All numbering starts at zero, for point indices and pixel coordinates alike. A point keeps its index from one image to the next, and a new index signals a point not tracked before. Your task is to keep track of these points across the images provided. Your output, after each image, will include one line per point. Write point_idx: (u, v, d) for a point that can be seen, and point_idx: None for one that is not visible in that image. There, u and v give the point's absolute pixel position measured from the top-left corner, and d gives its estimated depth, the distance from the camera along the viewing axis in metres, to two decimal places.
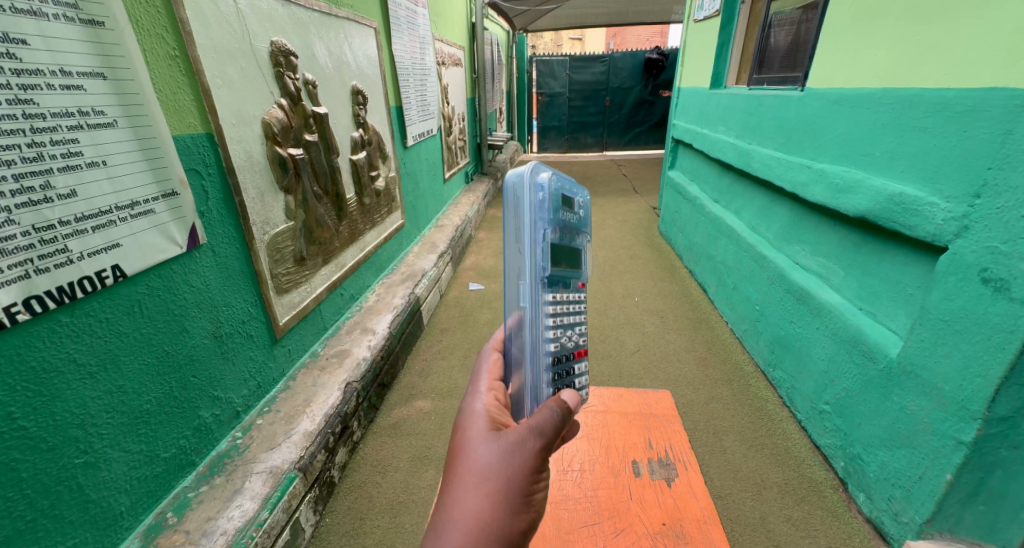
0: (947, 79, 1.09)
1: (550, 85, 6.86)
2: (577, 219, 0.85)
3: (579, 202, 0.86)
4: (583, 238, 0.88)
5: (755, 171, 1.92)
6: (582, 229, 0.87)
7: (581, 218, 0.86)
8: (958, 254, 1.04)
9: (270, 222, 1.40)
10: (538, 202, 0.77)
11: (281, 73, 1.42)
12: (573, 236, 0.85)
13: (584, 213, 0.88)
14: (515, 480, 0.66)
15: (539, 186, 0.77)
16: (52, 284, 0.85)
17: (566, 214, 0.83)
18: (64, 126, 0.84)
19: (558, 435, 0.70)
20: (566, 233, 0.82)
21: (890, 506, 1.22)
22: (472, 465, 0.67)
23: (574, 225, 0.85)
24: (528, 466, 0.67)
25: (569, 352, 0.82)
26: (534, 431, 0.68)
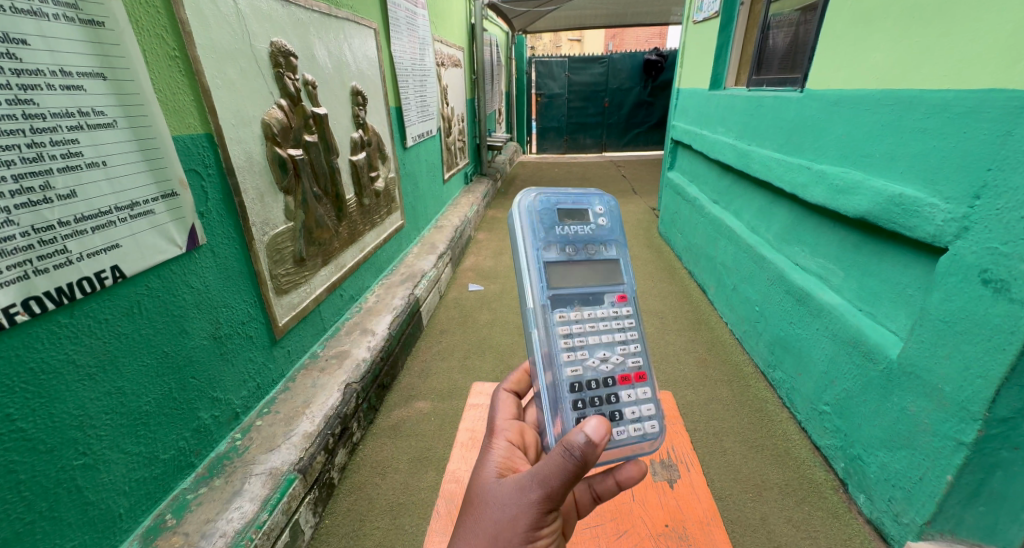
0: (946, 81, 1.10)
1: (549, 86, 6.87)
2: (593, 232, 0.96)
3: (596, 213, 0.98)
4: (608, 248, 0.96)
5: (754, 172, 1.92)
6: (605, 239, 0.97)
7: (601, 229, 0.97)
8: (958, 255, 1.04)
9: (270, 223, 1.39)
10: (534, 221, 0.92)
11: (280, 74, 1.42)
12: (590, 249, 0.94)
13: (599, 224, 0.97)
14: (516, 526, 0.69)
15: (533, 206, 0.92)
16: (51, 284, 0.84)
17: (568, 231, 0.93)
18: (64, 126, 0.84)
19: (564, 485, 0.70)
20: (576, 246, 0.93)
21: (890, 507, 1.22)
22: (480, 506, 0.73)
23: (589, 237, 0.95)
24: (529, 514, 0.70)
25: (609, 377, 0.88)
26: (536, 480, 0.70)
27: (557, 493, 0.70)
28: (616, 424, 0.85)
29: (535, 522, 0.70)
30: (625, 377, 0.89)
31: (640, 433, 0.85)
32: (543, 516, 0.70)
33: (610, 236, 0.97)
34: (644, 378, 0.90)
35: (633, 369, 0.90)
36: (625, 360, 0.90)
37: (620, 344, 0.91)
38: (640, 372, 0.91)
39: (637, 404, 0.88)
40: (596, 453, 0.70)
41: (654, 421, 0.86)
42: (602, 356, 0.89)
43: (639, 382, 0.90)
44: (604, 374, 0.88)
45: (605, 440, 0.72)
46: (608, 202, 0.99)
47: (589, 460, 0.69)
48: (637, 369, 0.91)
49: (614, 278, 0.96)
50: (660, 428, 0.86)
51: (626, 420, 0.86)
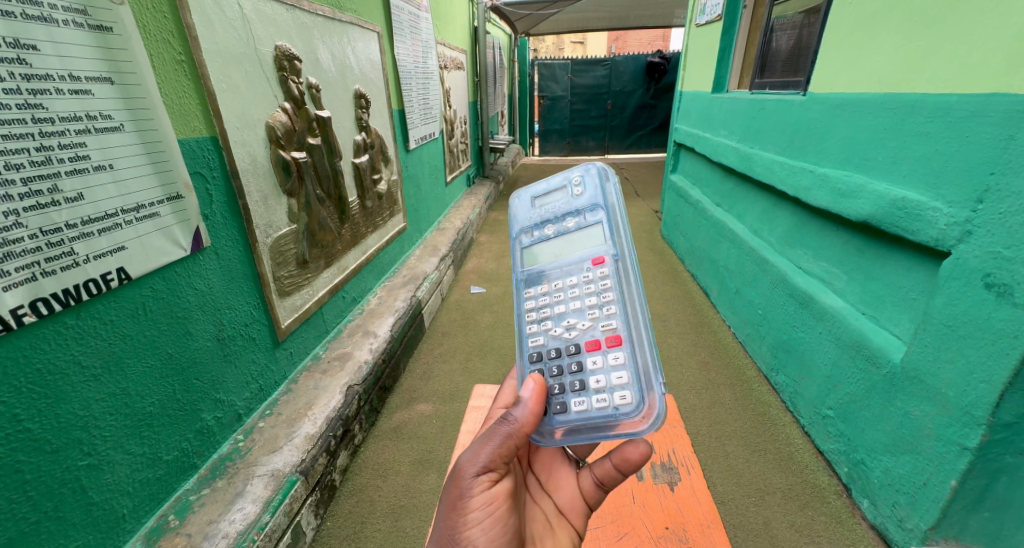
0: (949, 86, 1.10)
1: (552, 89, 6.89)
2: (569, 203, 0.94)
3: (574, 183, 0.95)
4: (586, 215, 0.92)
5: (757, 175, 1.92)
6: (583, 207, 0.92)
7: (578, 198, 0.93)
8: (961, 260, 1.04)
9: (273, 225, 1.40)
10: (515, 209, 0.99)
11: (284, 77, 1.43)
12: (567, 221, 0.93)
13: (578, 195, 0.94)
14: (454, 491, 0.74)
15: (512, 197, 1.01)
16: (58, 286, 0.85)
17: (542, 211, 0.96)
18: (72, 130, 0.85)
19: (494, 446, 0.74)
20: (551, 223, 0.95)
21: (894, 512, 1.22)
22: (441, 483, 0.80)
23: (566, 210, 0.94)
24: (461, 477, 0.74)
25: (577, 345, 0.83)
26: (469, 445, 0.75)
27: (486, 456, 0.74)
28: (578, 394, 0.79)
29: (468, 487, 0.73)
30: (595, 344, 0.82)
31: (608, 406, 0.77)
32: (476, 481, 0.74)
33: (589, 204, 0.92)
34: (618, 343, 0.81)
35: (606, 334, 0.83)
36: (596, 325, 0.84)
37: (593, 309, 0.85)
38: (614, 337, 0.82)
39: (606, 373, 0.80)
40: (528, 412, 0.76)
41: (624, 392, 0.77)
42: (570, 323, 0.85)
43: (613, 347, 0.81)
44: (570, 341, 0.85)
45: (540, 400, 0.78)
46: (588, 168, 0.94)
47: (523, 418, 0.76)
48: (611, 333, 0.82)
49: (595, 243, 0.90)
50: (628, 397, 0.76)
51: (591, 391, 0.79)
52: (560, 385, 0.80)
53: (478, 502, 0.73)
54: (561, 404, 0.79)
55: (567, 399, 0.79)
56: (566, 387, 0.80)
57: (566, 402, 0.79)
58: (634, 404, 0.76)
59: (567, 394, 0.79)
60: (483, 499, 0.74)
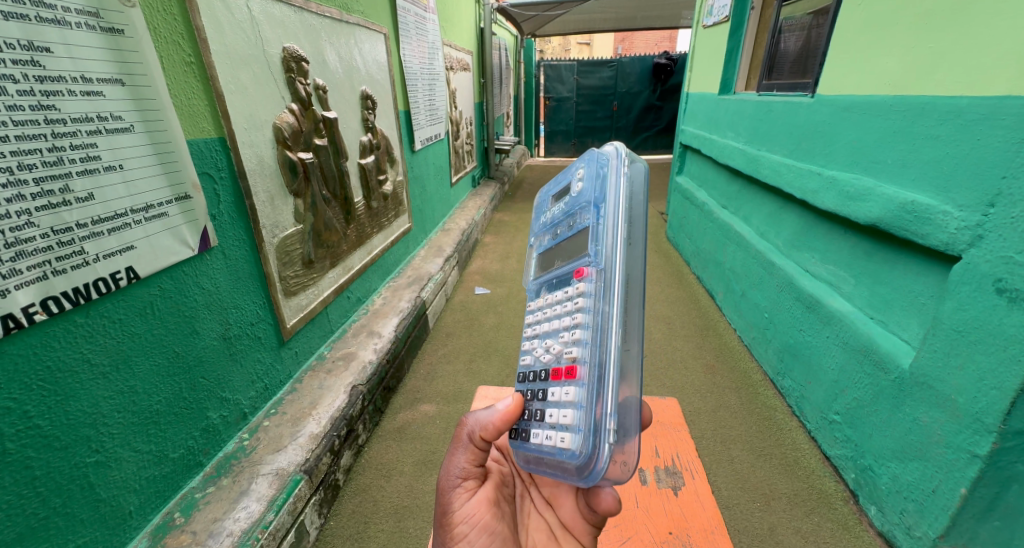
0: (960, 88, 1.08)
1: (558, 89, 6.90)
2: (569, 203, 0.82)
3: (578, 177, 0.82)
4: (581, 216, 0.78)
5: (764, 177, 1.90)
6: (580, 206, 0.79)
7: (576, 195, 0.80)
8: (972, 264, 1.03)
9: (279, 225, 1.40)
10: (539, 212, 0.94)
11: (292, 79, 1.43)
12: (568, 224, 0.81)
13: (577, 192, 0.80)
14: (440, 506, 0.78)
15: (537, 200, 0.96)
16: (69, 285, 0.86)
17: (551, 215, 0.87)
18: (83, 131, 0.85)
19: (466, 452, 0.80)
20: (556, 227, 0.85)
21: (902, 520, 1.20)
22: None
23: (567, 211, 0.82)
24: (443, 491, 0.78)
25: (546, 371, 0.74)
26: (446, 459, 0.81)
27: (461, 465, 0.79)
28: (538, 425, 0.72)
29: (448, 499, 0.78)
30: (556, 372, 0.72)
31: (553, 447, 0.69)
32: (456, 492, 0.78)
33: (585, 201, 0.78)
34: (572, 375, 0.68)
35: (567, 362, 0.70)
36: (562, 351, 0.71)
37: (566, 330, 0.72)
38: (572, 367, 0.69)
39: (560, 408, 0.69)
40: (494, 419, 0.77)
41: (566, 434, 0.67)
42: (545, 342, 0.76)
43: (569, 379, 0.69)
44: (543, 365, 0.75)
45: (514, 413, 0.76)
46: (592, 157, 0.79)
47: (483, 417, 0.78)
48: (570, 363, 0.69)
49: (583, 251, 0.75)
50: (567, 441, 0.67)
51: (547, 424, 0.71)
52: (530, 412, 0.75)
53: (460, 514, 0.76)
54: (525, 431, 0.74)
55: (530, 426, 0.73)
56: (532, 416, 0.74)
57: (528, 429, 0.74)
58: (574, 451, 0.66)
59: (531, 422, 0.74)
60: (466, 512, 0.77)
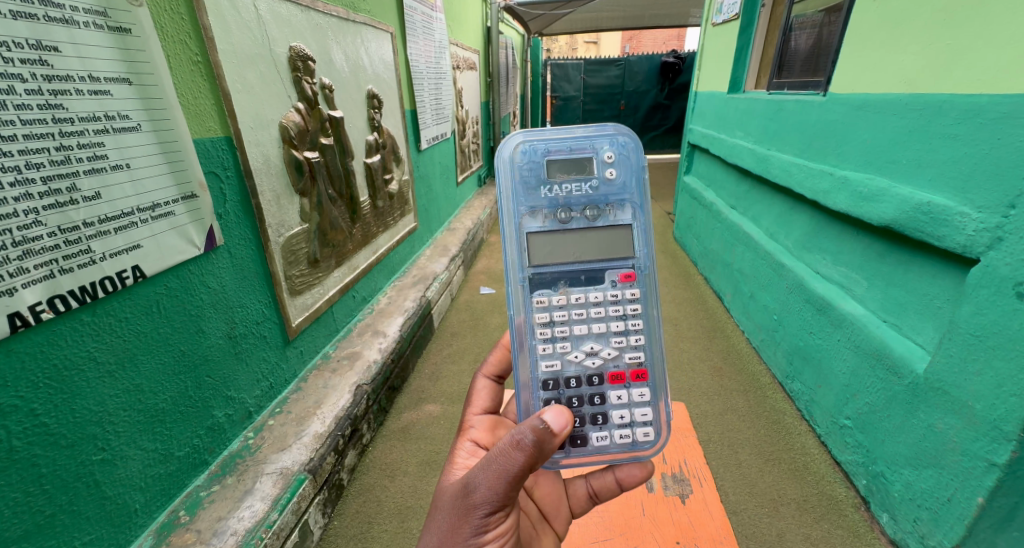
0: (979, 86, 1.06)
1: (565, 89, 6.90)
2: (597, 189, 0.92)
3: (604, 161, 0.92)
4: (614, 209, 0.93)
5: (774, 177, 1.87)
6: (613, 196, 0.93)
7: (609, 184, 0.92)
8: (991, 267, 1.00)
9: (285, 224, 1.40)
10: (526, 178, 0.90)
11: (298, 78, 1.43)
12: (589, 211, 0.92)
13: (609, 179, 0.92)
14: (464, 529, 0.72)
15: (517, 160, 0.90)
16: (74, 284, 0.85)
17: (562, 191, 0.92)
18: (91, 130, 0.85)
19: (511, 481, 0.72)
20: (570, 209, 0.92)
21: (915, 528, 1.18)
22: (436, 504, 0.78)
23: (590, 197, 0.92)
24: (474, 514, 0.72)
25: (600, 375, 0.90)
26: (481, 481, 0.73)
27: (502, 494, 0.72)
28: (599, 428, 0.88)
29: (480, 523, 0.72)
30: (617, 376, 0.90)
31: (629, 440, 0.88)
32: (489, 517, 0.73)
33: (620, 193, 0.92)
34: (642, 377, 0.90)
35: (630, 367, 0.90)
36: (622, 355, 0.91)
37: (619, 335, 0.91)
38: (639, 371, 0.90)
39: (627, 406, 0.89)
40: (553, 443, 0.74)
41: (647, 429, 0.88)
42: (590, 349, 0.90)
43: (635, 381, 0.90)
44: (591, 371, 0.90)
45: (565, 434, 0.76)
46: (624, 145, 0.92)
47: (544, 445, 0.73)
48: (635, 366, 0.90)
49: (621, 255, 0.93)
50: (650, 435, 0.88)
51: (612, 423, 0.88)
52: (582, 418, 0.87)
53: (489, 536, 0.73)
54: (582, 433, 0.87)
55: (590, 432, 0.87)
56: (587, 420, 0.88)
57: (586, 435, 0.87)
58: (654, 440, 0.88)
59: (587, 427, 0.87)
60: (496, 533, 0.74)
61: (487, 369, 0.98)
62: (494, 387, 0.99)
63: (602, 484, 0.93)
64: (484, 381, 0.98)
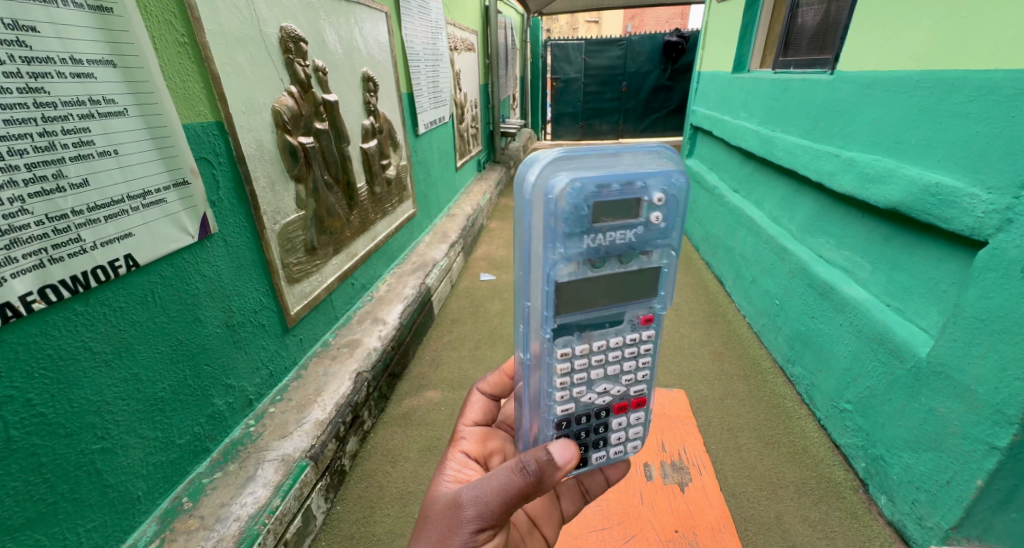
0: (993, 61, 1.03)
1: (564, 70, 6.76)
2: (639, 235, 0.73)
3: (653, 203, 0.72)
4: (650, 253, 0.76)
5: (778, 160, 1.84)
6: (654, 242, 0.75)
7: (653, 230, 0.74)
8: (999, 250, 0.98)
9: (281, 211, 1.38)
10: (562, 221, 0.69)
11: (290, 60, 1.39)
12: (624, 257, 0.75)
13: (654, 226, 0.73)
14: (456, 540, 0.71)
15: (555, 201, 0.68)
16: (66, 273, 0.84)
17: (603, 238, 0.72)
18: (75, 115, 0.82)
19: (506, 501, 0.72)
20: (606, 256, 0.73)
21: (913, 510, 1.18)
22: (426, 514, 0.77)
23: (630, 243, 0.74)
24: (464, 529, 0.72)
25: (608, 407, 0.88)
26: (479, 495, 0.72)
27: (498, 511, 0.72)
28: (599, 449, 0.89)
29: (471, 536, 0.72)
30: (622, 407, 0.89)
31: (623, 453, 0.91)
32: (478, 534, 0.72)
33: (662, 238, 0.75)
34: (642, 404, 0.90)
35: (634, 397, 0.89)
36: (627, 390, 0.89)
37: (628, 371, 0.87)
38: (640, 399, 0.90)
39: (626, 429, 0.90)
40: (556, 474, 0.73)
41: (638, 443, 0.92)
42: (602, 389, 0.86)
43: (636, 408, 0.90)
44: (601, 406, 0.87)
45: (569, 468, 0.74)
46: (676, 183, 0.72)
47: (543, 477, 0.72)
48: (637, 396, 0.90)
49: (645, 297, 0.81)
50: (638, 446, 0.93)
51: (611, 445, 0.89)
52: (586, 444, 0.88)
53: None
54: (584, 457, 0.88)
55: (591, 454, 0.88)
56: (591, 445, 0.88)
57: (588, 457, 0.88)
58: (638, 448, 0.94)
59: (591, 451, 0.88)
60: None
61: (483, 386, 0.97)
62: (487, 403, 0.98)
63: (594, 482, 0.94)
64: (480, 395, 0.98)
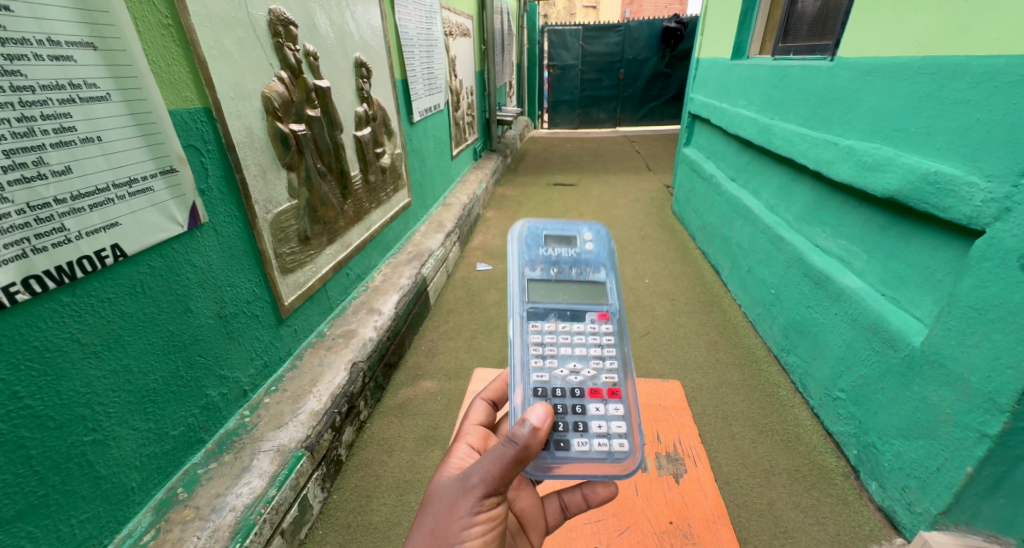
0: (996, 47, 1.01)
1: (562, 57, 6.68)
2: (578, 256, 1.02)
3: (584, 238, 1.04)
4: (591, 272, 1.02)
5: (776, 148, 1.82)
6: (591, 263, 1.02)
7: (588, 256, 1.02)
8: (996, 239, 0.98)
9: (273, 200, 1.36)
10: (525, 242, 1.01)
11: (280, 44, 1.36)
12: (572, 271, 1.01)
13: (589, 253, 1.03)
14: (455, 522, 0.71)
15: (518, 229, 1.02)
16: (50, 263, 0.82)
17: (553, 255, 1.01)
18: (54, 100, 0.80)
19: (505, 469, 0.72)
20: (558, 267, 1.00)
21: (903, 496, 1.19)
22: (429, 494, 0.76)
23: (574, 260, 1.02)
24: (469, 497, 0.72)
25: (581, 388, 0.90)
26: (474, 473, 0.72)
27: (494, 485, 0.72)
28: (580, 434, 0.84)
29: (469, 515, 0.71)
30: (595, 391, 0.90)
31: (606, 450, 0.83)
32: (482, 504, 0.72)
33: (596, 261, 1.02)
34: (617, 394, 0.90)
35: (606, 385, 0.91)
36: (598, 375, 0.92)
37: (595, 358, 0.94)
38: (613, 389, 0.91)
39: (606, 419, 0.87)
40: (538, 440, 0.74)
41: (624, 439, 0.85)
42: (573, 367, 0.91)
43: (612, 398, 0.90)
44: (574, 385, 0.89)
45: (547, 430, 0.76)
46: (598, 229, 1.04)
47: (535, 440, 0.73)
48: (610, 385, 0.91)
49: (596, 304, 1.00)
50: (626, 444, 0.84)
51: (592, 434, 0.85)
52: (564, 423, 0.85)
53: (478, 534, 0.72)
54: (563, 440, 0.83)
55: (571, 437, 0.83)
56: (570, 426, 0.85)
57: (568, 439, 0.83)
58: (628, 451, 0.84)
59: (570, 433, 0.84)
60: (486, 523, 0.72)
61: (485, 391, 1.00)
62: (490, 410, 0.98)
63: (573, 499, 0.91)
64: (481, 401, 0.98)
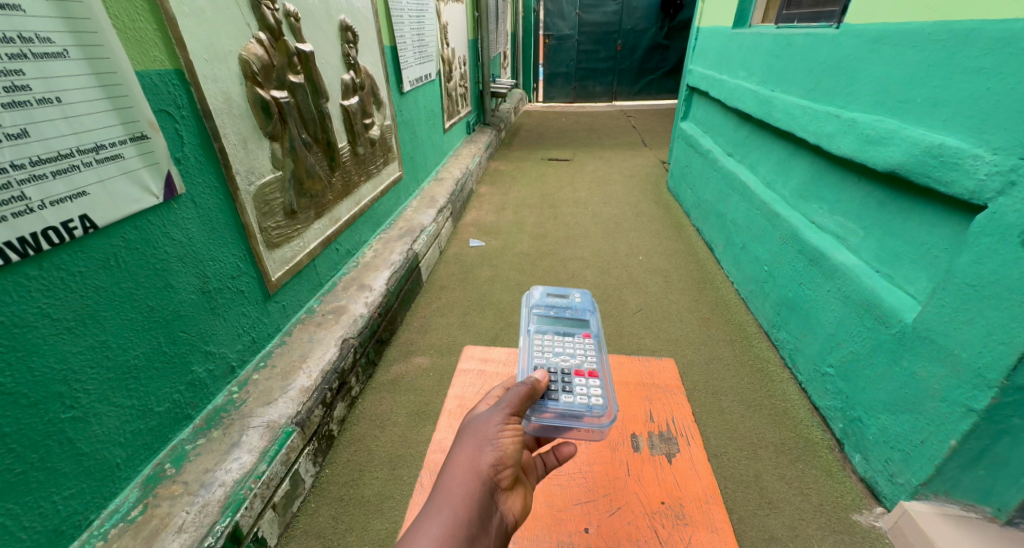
0: (1012, 11, 0.97)
1: (558, 26, 6.44)
2: (570, 306, 1.14)
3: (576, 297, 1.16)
4: (580, 317, 1.12)
5: (776, 122, 1.78)
6: (580, 312, 1.13)
7: (578, 307, 1.13)
8: (998, 213, 0.96)
9: (255, 171, 1.31)
10: (530, 293, 1.17)
11: (258, 3, 1.28)
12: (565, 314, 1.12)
13: (580, 306, 1.14)
14: (490, 426, 0.75)
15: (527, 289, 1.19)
16: (12, 234, 0.78)
17: (552, 305, 1.14)
18: (4, 55, 0.74)
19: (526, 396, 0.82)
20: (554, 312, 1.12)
21: (885, 468, 1.20)
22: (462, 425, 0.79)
23: (567, 308, 1.14)
24: (499, 410, 0.78)
25: (568, 369, 0.97)
26: (502, 398, 0.81)
27: (520, 404, 0.80)
28: (566, 391, 0.92)
29: (502, 421, 0.76)
30: (579, 370, 0.97)
31: (586, 402, 0.91)
32: (510, 418, 0.78)
33: (584, 311, 1.13)
34: (596, 374, 0.97)
35: (587, 368, 0.98)
36: (580, 364, 0.99)
37: (578, 359, 1.00)
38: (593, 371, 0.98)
39: (587, 386, 0.94)
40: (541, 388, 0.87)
41: (599, 397, 0.92)
42: (561, 358, 1.00)
43: (592, 376, 0.96)
44: (560, 366, 0.98)
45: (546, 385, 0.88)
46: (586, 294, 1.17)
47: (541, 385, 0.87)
48: (591, 369, 0.98)
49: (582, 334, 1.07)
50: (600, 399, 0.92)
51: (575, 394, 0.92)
52: (555, 383, 0.93)
53: (511, 437, 0.75)
54: (552, 394, 0.91)
55: (558, 392, 0.91)
56: (559, 386, 0.92)
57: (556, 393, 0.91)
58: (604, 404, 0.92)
59: (557, 390, 0.92)
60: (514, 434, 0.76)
61: None
62: None
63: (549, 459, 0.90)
64: None
